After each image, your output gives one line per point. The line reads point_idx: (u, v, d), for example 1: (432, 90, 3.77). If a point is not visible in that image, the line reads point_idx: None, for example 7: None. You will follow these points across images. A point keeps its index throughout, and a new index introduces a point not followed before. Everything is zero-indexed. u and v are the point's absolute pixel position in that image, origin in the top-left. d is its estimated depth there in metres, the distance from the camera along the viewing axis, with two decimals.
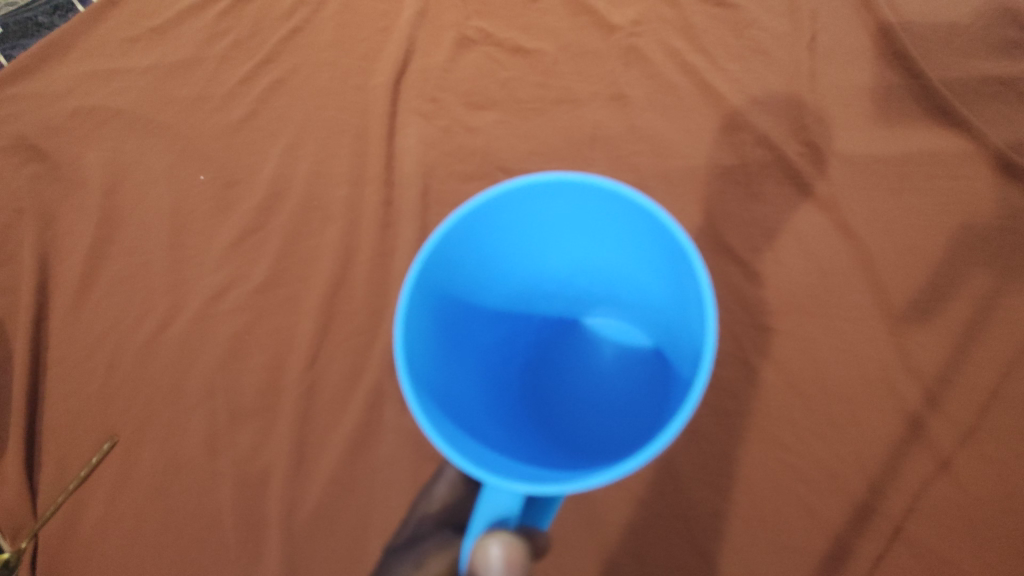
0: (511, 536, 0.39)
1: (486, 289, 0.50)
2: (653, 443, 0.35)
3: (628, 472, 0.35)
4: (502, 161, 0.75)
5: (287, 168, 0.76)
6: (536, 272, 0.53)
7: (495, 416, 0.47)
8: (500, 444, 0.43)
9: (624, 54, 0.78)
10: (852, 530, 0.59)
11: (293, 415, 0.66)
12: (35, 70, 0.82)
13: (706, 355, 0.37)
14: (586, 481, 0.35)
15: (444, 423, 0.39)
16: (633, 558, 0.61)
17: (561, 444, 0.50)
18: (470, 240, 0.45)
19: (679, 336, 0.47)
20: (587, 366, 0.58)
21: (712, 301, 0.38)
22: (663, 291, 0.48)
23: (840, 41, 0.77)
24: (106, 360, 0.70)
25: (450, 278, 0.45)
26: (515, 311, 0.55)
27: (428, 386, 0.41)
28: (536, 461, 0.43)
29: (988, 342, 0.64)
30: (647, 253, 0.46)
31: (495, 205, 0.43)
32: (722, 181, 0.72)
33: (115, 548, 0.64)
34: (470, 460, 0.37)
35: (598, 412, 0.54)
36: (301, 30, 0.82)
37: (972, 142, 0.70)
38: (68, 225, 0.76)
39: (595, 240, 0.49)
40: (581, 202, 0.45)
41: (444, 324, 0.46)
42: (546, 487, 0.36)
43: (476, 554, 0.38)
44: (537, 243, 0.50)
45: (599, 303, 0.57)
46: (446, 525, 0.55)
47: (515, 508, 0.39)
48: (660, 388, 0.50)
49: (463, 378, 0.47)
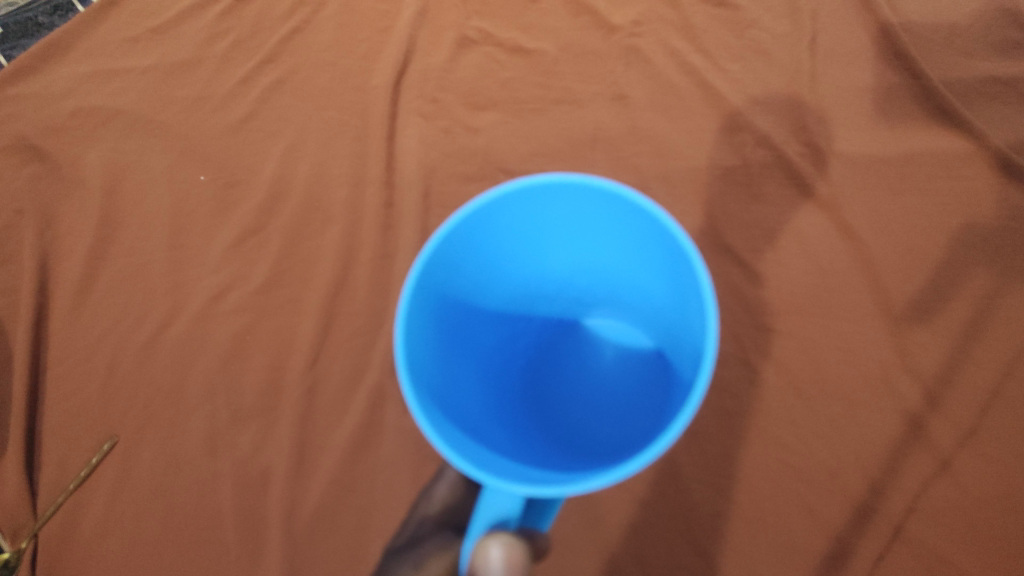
0: (511, 538, 0.39)
1: (487, 290, 0.50)
2: (653, 445, 0.35)
3: (628, 474, 0.35)
4: (502, 162, 0.75)
5: (287, 168, 0.76)
6: (537, 273, 0.53)
7: (496, 418, 0.47)
8: (500, 446, 0.43)
9: (624, 54, 0.78)
10: (853, 530, 0.60)
11: (293, 415, 0.66)
12: (35, 70, 0.82)
13: (707, 357, 0.37)
14: (586, 483, 0.35)
15: (444, 425, 0.39)
16: (634, 559, 0.61)
17: (560, 445, 0.50)
18: (471, 241, 0.45)
19: (679, 337, 0.47)
20: (588, 367, 0.58)
21: (712, 302, 0.38)
22: (663, 292, 0.48)
23: (840, 41, 0.77)
24: (107, 360, 0.70)
25: (451, 279, 0.45)
26: (515, 312, 0.55)
27: (428, 387, 0.41)
28: (537, 463, 0.43)
29: (988, 342, 0.64)
30: (647, 254, 0.46)
31: (495, 207, 0.43)
32: (722, 181, 0.72)
33: (115, 549, 0.64)
34: (470, 462, 0.37)
35: (597, 412, 0.54)
36: (301, 30, 0.82)
37: (972, 142, 0.70)
38: (68, 225, 0.75)
39: (596, 241, 0.49)
40: (582, 203, 0.45)
41: (444, 325, 0.46)
42: (546, 489, 0.36)
43: (476, 556, 0.38)
44: (537, 245, 0.50)
45: (599, 303, 0.57)
46: (446, 526, 0.55)
47: (515, 510, 0.39)
48: (660, 390, 0.50)
49: (463, 379, 0.47)
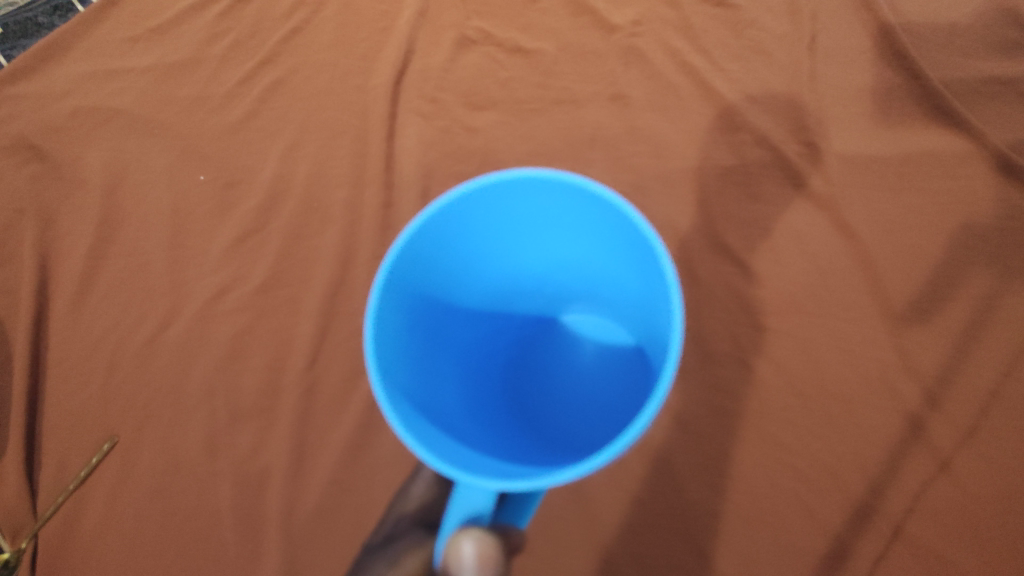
0: (483, 532, 0.39)
1: (463, 287, 0.50)
2: (620, 439, 0.35)
3: (595, 469, 0.35)
4: (502, 162, 0.75)
5: (286, 168, 0.76)
6: (512, 270, 0.53)
7: (472, 414, 0.48)
8: (474, 441, 0.43)
9: (624, 54, 0.78)
10: (852, 529, 0.59)
11: (292, 415, 0.66)
12: (35, 70, 0.82)
13: (672, 351, 0.37)
14: (554, 477, 0.35)
15: (416, 421, 0.40)
16: (632, 558, 0.61)
17: (538, 440, 0.50)
18: (443, 237, 0.45)
19: (653, 333, 0.47)
20: (568, 364, 0.58)
21: (680, 298, 0.38)
22: (637, 288, 0.48)
23: (840, 41, 0.77)
24: (106, 360, 0.70)
25: (423, 275, 0.45)
26: (492, 309, 0.55)
27: (400, 383, 0.41)
28: (510, 458, 0.43)
29: (988, 342, 0.64)
30: (621, 250, 0.46)
31: (466, 202, 0.43)
32: (721, 181, 0.72)
33: (114, 548, 0.65)
34: (440, 457, 0.37)
35: (576, 409, 0.54)
36: (301, 30, 0.82)
37: (971, 142, 0.70)
38: (68, 225, 0.76)
39: (571, 238, 0.49)
40: (553, 198, 0.44)
41: (419, 322, 0.46)
42: (515, 484, 0.36)
43: (449, 551, 0.38)
44: (512, 241, 0.50)
45: (578, 300, 0.57)
46: (418, 525, 0.55)
47: (488, 506, 0.39)
48: (637, 386, 0.50)
49: (438, 376, 0.47)
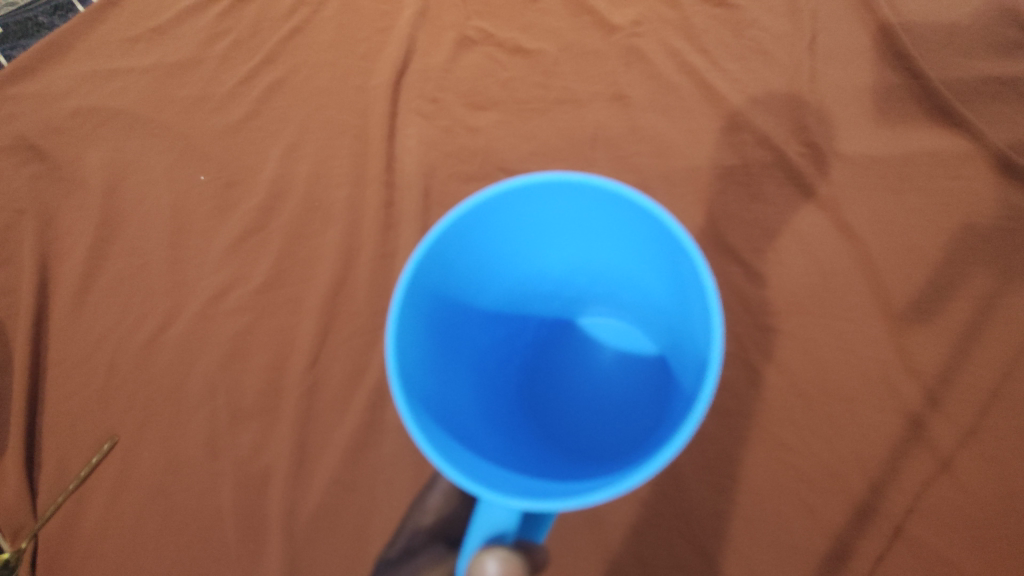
0: (508, 552, 0.38)
1: (481, 291, 0.50)
2: (658, 459, 0.35)
3: (629, 489, 0.35)
4: (503, 162, 0.75)
5: (287, 168, 0.76)
6: (532, 273, 0.53)
7: (491, 424, 0.48)
8: (497, 454, 0.43)
9: (625, 54, 0.78)
10: (854, 530, 0.60)
11: (293, 416, 0.66)
12: (35, 69, 0.82)
13: (713, 365, 0.37)
14: (587, 498, 0.35)
15: (438, 433, 0.40)
16: (634, 559, 0.61)
17: (556, 449, 0.50)
18: (465, 239, 0.45)
19: (683, 341, 0.47)
20: (586, 368, 0.58)
21: (719, 309, 0.38)
22: (666, 293, 0.48)
23: (840, 41, 0.77)
24: (108, 360, 0.70)
25: (444, 278, 0.45)
26: (509, 312, 0.55)
27: (421, 393, 0.41)
28: (533, 471, 0.43)
29: (989, 342, 0.64)
30: (650, 255, 0.46)
31: (490, 205, 0.43)
32: (722, 181, 0.72)
33: (114, 549, 0.64)
34: (466, 474, 0.37)
35: (594, 417, 0.55)
36: (302, 29, 0.82)
37: (971, 141, 0.71)
38: (69, 225, 0.75)
39: (595, 240, 0.49)
40: (579, 201, 0.44)
41: (438, 327, 0.46)
42: (546, 504, 0.36)
43: (472, 568, 0.38)
44: (534, 244, 0.50)
45: (598, 302, 0.57)
46: (436, 539, 0.56)
47: (512, 523, 0.40)
48: (662, 397, 0.51)
49: (456, 383, 0.47)
